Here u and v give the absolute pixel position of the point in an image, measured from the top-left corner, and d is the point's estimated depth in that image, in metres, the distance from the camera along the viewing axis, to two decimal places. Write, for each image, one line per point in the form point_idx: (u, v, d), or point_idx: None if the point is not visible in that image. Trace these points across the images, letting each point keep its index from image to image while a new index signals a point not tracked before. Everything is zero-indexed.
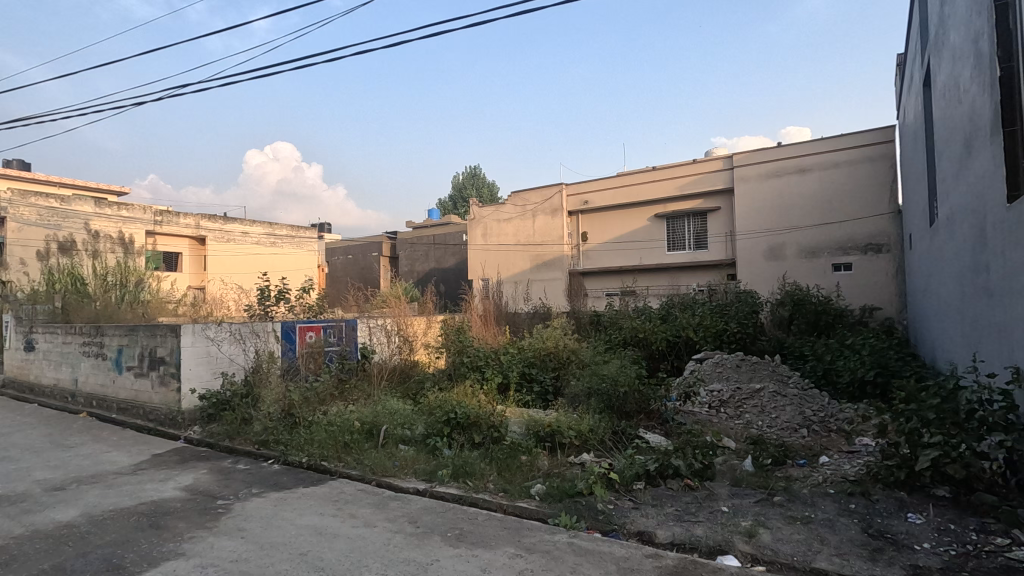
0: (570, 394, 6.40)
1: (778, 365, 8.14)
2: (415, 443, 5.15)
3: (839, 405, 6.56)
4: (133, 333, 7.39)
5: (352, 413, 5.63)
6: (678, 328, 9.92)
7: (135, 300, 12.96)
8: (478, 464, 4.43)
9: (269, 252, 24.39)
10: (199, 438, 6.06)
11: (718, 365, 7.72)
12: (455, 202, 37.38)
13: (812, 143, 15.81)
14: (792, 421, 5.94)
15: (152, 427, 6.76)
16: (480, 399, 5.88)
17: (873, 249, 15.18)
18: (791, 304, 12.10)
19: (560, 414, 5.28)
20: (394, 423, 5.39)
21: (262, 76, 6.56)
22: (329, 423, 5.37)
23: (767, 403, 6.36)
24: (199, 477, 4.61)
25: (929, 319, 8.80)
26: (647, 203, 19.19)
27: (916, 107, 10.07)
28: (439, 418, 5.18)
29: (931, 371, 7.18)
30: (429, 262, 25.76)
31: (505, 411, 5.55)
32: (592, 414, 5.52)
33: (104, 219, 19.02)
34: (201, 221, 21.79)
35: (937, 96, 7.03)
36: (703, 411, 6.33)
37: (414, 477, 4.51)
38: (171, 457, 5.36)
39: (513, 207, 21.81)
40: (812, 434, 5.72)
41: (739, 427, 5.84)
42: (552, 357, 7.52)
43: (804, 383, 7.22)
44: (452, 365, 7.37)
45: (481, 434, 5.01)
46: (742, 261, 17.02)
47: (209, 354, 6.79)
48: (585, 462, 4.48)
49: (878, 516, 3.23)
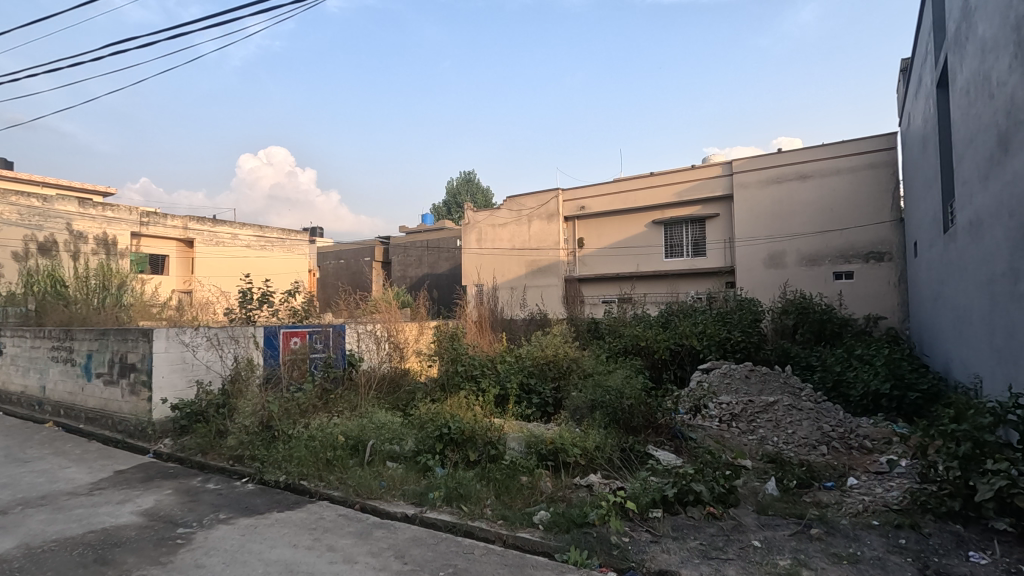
0: (572, 406, 5.98)
1: (788, 376, 7.76)
2: (405, 461, 4.72)
3: (856, 421, 6.20)
4: (104, 338, 6.90)
5: (336, 426, 5.17)
6: (680, 336, 9.54)
7: (117, 303, 12.48)
8: (474, 486, 3.99)
9: (260, 256, 23.87)
10: (169, 452, 5.57)
11: (726, 376, 7.35)
12: (449, 207, 37.01)
13: (813, 149, 15.55)
14: (810, 437, 5.56)
15: (121, 439, 6.26)
16: (476, 412, 5.44)
17: (875, 257, 14.91)
18: (795, 312, 11.73)
19: (564, 430, 4.86)
20: (382, 437, 4.95)
21: (221, 24, 5.84)
22: (310, 438, 4.90)
23: (782, 417, 5.98)
24: (162, 500, 4.13)
25: (943, 329, 8.46)
26: (645, 209, 18.86)
27: (926, 109, 9.80)
28: (431, 434, 4.73)
29: (951, 385, 6.82)
30: (422, 267, 25.30)
31: (503, 426, 5.12)
32: (597, 429, 5.11)
33: (88, 220, 18.46)
34: (189, 223, 21.28)
35: (957, 95, 6.76)
36: (714, 426, 5.95)
37: (402, 500, 4.06)
38: (134, 475, 4.87)
39: (508, 212, 21.41)
40: (832, 452, 5.36)
41: (754, 444, 5.48)
42: (552, 366, 7.09)
43: (817, 396, 6.86)
44: (446, 374, 6.89)
45: (477, 451, 4.55)
46: (742, 268, 16.69)
47: (184, 360, 6.30)
48: (593, 484, 4.05)
49: (934, 554, 2.82)
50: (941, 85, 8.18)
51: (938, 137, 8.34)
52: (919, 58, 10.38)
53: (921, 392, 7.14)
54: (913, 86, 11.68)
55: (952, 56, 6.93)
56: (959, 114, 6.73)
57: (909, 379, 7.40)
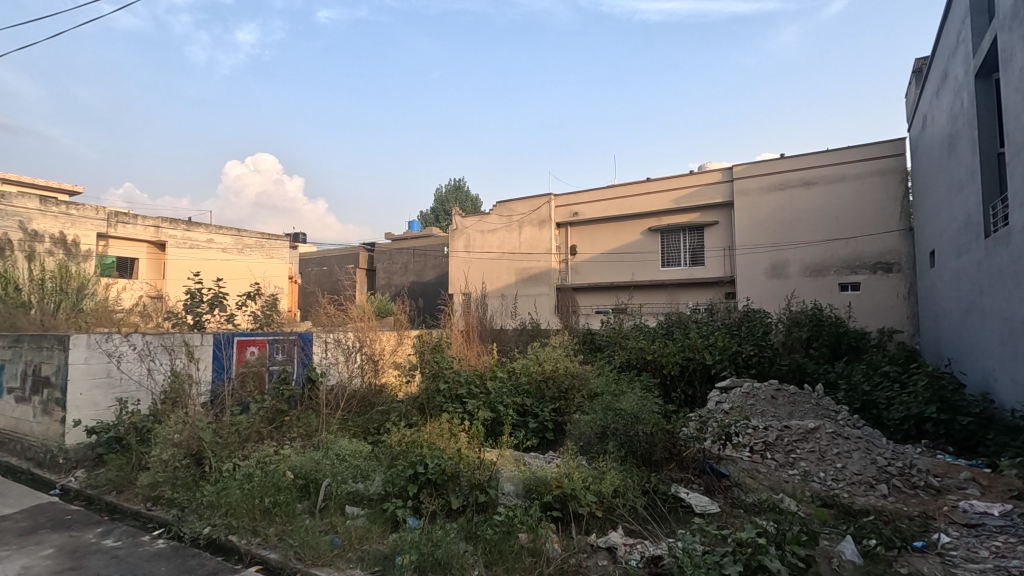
0: (575, 433, 4.98)
1: (819, 396, 6.79)
2: (369, 507, 3.70)
3: (911, 454, 5.26)
4: (17, 346, 5.77)
5: (284, 457, 4.10)
6: (689, 349, 8.59)
7: (74, 302, 11.20)
8: (457, 549, 2.98)
9: (237, 260, 22.57)
10: (77, 489, 4.47)
11: (749, 396, 6.37)
12: (437, 215, 36.11)
13: (817, 155, 14.83)
14: (864, 473, 4.63)
15: (26, 469, 5.14)
16: (459, 441, 4.43)
17: (883, 268, 14.09)
18: (808, 324, 10.75)
19: (570, 466, 3.87)
20: (340, 476, 3.91)
21: None
22: (247, 473, 3.83)
23: (827, 447, 5.02)
24: (29, 568, 3.04)
25: (984, 344, 7.59)
26: (641, 216, 18.02)
27: (954, 103, 9.03)
28: (404, 472, 3.71)
29: (1008, 410, 5.91)
30: (407, 275, 24.22)
31: (495, 460, 4.09)
32: (613, 464, 4.11)
33: (48, 219, 17.12)
34: (162, 224, 20.12)
35: (1014, 77, 5.96)
36: (747, 458, 4.97)
37: (360, 569, 3.04)
38: (16, 524, 3.76)
39: (498, 218, 20.51)
40: (894, 494, 4.43)
41: (798, 483, 4.54)
42: (551, 384, 6.11)
43: (858, 419, 5.90)
44: (425, 393, 5.87)
45: (461, 496, 3.53)
46: (742, 277, 15.90)
47: (110, 374, 5.22)
48: (617, 548, 3.09)
49: None
50: (979, 73, 7.42)
51: (976, 129, 7.57)
52: (942, 51, 9.64)
53: (973, 416, 6.22)
54: (930, 84, 11.00)
55: (1006, 35, 6.16)
56: (1015, 99, 5.95)
57: (957, 401, 6.47)
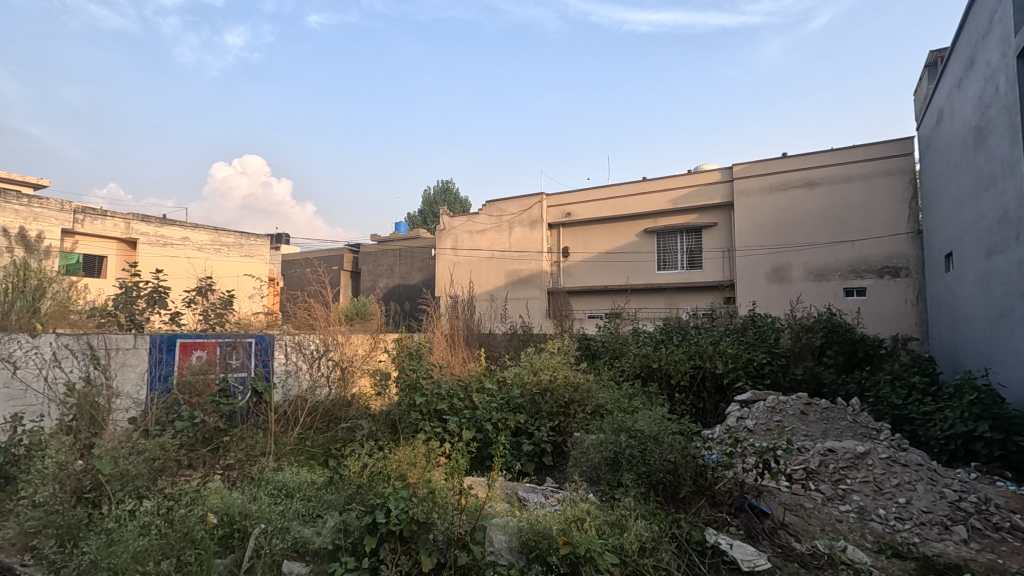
0: (580, 461, 4.07)
1: (852, 410, 5.93)
2: (315, 565, 2.77)
3: (980, 485, 4.41)
4: None
5: (205, 497, 3.15)
6: (696, 356, 7.75)
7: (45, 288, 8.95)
8: None
9: (214, 260, 21.39)
10: None
11: (774, 412, 5.52)
12: (426, 217, 35.21)
13: (823, 155, 14.11)
14: (933, 513, 3.78)
15: None
16: (436, 475, 3.49)
17: (891, 272, 13.40)
18: (820, 331, 9.94)
19: (578, 508, 2.97)
20: (278, 522, 2.97)
21: None
22: (149, 523, 2.85)
23: (883, 476, 4.17)
24: None
25: None
26: (636, 217, 17.21)
27: (984, 92, 8.28)
28: (360, 523, 2.78)
29: None
30: (393, 277, 23.19)
31: (481, 501, 3.15)
32: (634, 506, 3.19)
33: (8, 213, 15.91)
34: (133, 220, 18.93)
35: None
36: (788, 490, 4.10)
37: None
38: None
39: (488, 218, 19.60)
40: (976, 539, 3.59)
41: (856, 525, 3.67)
42: (548, 398, 5.17)
43: (904, 440, 5.06)
44: (400, 409, 4.97)
45: (434, 554, 2.62)
46: (742, 281, 15.11)
47: (8, 386, 4.21)
48: None
49: None
50: (1022, 53, 6.70)
51: (1017, 115, 6.84)
52: (967, 38, 8.97)
53: None
54: (951, 77, 10.29)
55: None
56: None
57: (1010, 419, 5.66)
